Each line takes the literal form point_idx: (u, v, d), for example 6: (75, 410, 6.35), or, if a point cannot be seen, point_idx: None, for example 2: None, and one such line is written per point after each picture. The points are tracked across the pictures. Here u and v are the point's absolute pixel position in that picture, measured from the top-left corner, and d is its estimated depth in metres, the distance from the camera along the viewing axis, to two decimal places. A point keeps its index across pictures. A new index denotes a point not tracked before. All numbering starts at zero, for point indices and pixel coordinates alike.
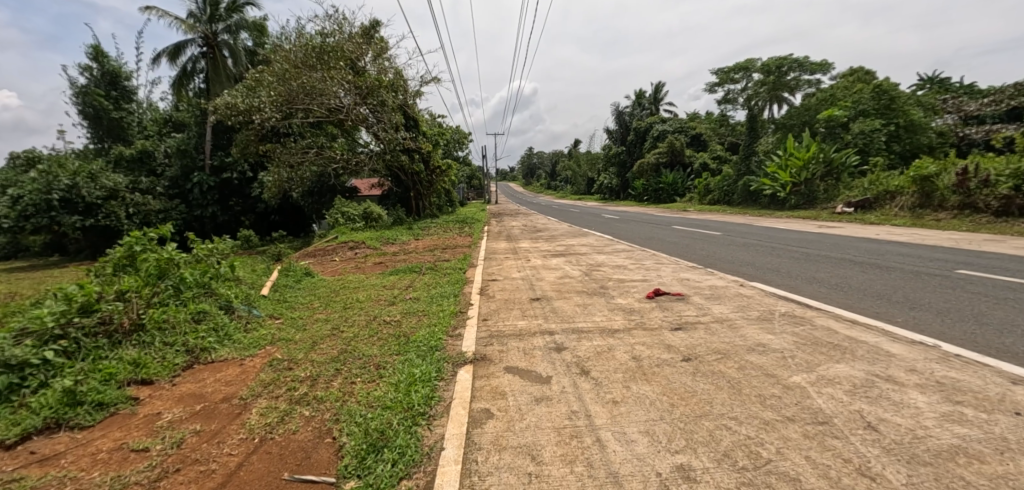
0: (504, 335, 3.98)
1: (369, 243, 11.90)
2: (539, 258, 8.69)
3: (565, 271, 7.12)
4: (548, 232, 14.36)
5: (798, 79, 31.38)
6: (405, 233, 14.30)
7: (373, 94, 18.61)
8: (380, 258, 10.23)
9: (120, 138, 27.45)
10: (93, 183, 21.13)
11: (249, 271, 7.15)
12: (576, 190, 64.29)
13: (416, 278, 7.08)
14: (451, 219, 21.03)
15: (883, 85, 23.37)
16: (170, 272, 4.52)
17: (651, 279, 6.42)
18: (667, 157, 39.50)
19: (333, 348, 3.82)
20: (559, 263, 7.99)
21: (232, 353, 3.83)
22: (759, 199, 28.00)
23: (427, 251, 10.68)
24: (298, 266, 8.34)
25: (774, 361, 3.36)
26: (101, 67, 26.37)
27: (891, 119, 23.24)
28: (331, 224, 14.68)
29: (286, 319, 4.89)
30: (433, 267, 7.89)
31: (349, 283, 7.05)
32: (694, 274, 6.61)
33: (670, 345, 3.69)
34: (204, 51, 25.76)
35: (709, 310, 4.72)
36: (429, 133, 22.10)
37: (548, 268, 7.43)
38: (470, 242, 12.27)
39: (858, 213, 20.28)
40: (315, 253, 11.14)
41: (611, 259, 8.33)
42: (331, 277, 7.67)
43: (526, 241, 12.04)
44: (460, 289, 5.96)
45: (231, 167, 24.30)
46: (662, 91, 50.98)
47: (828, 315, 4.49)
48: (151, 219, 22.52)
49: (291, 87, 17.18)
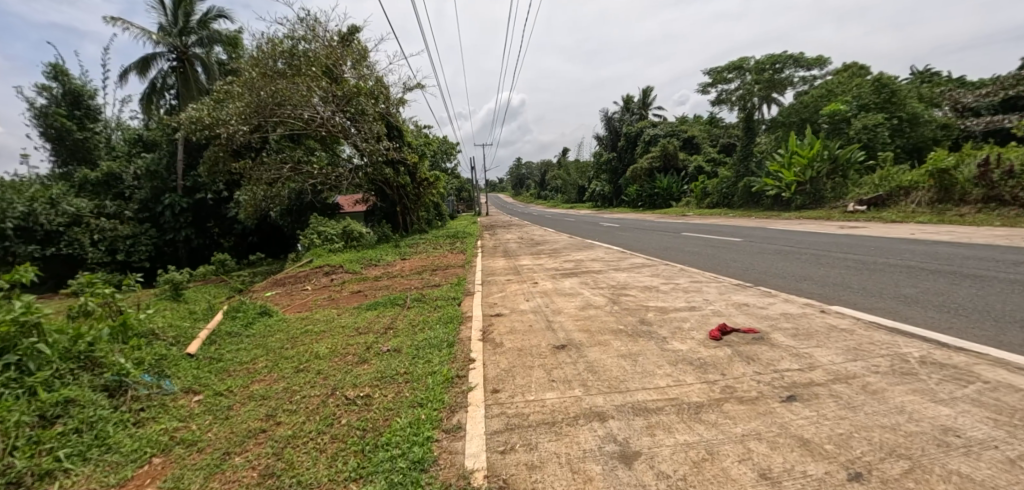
0: (531, 426, 2.53)
1: (347, 267, 10.40)
2: (547, 279, 7.24)
3: (586, 298, 5.65)
4: (549, 246, 12.93)
5: (792, 76, 30.60)
6: (390, 253, 12.83)
7: (352, 102, 17.15)
8: (358, 285, 8.71)
9: (84, 159, 25.69)
10: (53, 210, 19.44)
11: (182, 317, 5.58)
12: (567, 199, 63.22)
13: (400, 316, 5.56)
14: (441, 234, 19.60)
15: (883, 78, 22.65)
16: (16, 346, 3.10)
17: (700, 306, 4.99)
18: (660, 161, 38.44)
19: (253, 467, 2.36)
20: (575, 286, 6.53)
21: (90, 481, 2.40)
22: (761, 199, 26.89)
23: (414, 275, 9.22)
24: (253, 302, 6.76)
25: (1007, 474, 1.94)
26: (62, 86, 24.69)
27: (893, 112, 22.39)
28: (306, 246, 12.98)
29: (208, 397, 3.41)
30: (420, 298, 6.41)
31: (310, 325, 5.54)
32: (752, 297, 5.20)
33: (807, 440, 2.25)
34: (174, 65, 24.26)
35: (813, 359, 3.31)
36: (414, 143, 20.76)
37: (565, 294, 5.97)
38: (464, 261, 10.83)
39: (872, 211, 19.16)
40: (284, 281, 9.62)
41: (634, 278, 6.89)
42: (294, 317, 6.15)
43: (527, 257, 10.60)
44: (456, 333, 4.44)
45: (205, 187, 22.67)
46: (650, 95, 50.35)
47: (991, 362, 3.10)
48: (119, 246, 20.99)
49: (260, 96, 15.56)
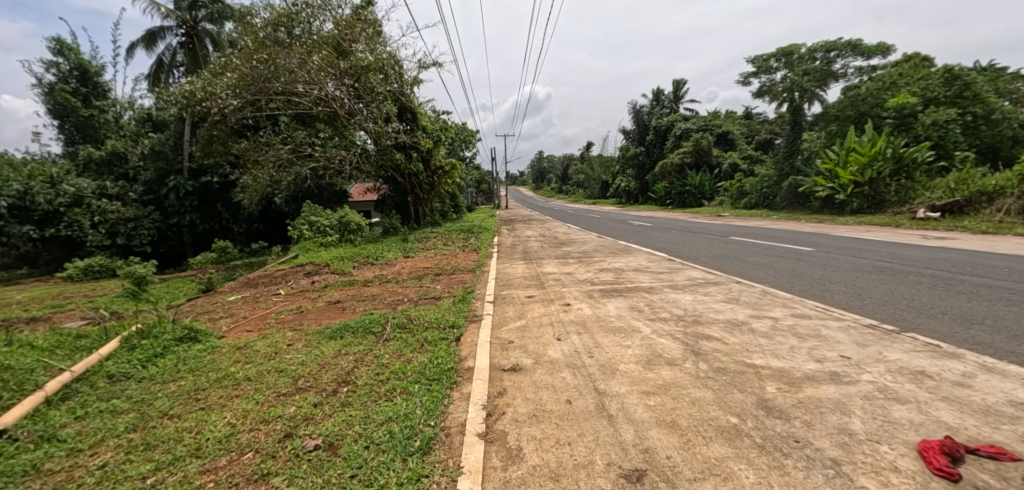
0: None
1: (335, 265, 8.69)
2: (582, 299, 5.32)
3: (650, 340, 3.77)
4: (576, 247, 11.03)
5: (847, 66, 27.69)
6: (393, 249, 11.11)
7: (361, 80, 15.40)
8: (341, 292, 6.97)
9: (91, 138, 24.75)
10: (52, 190, 18.61)
11: (48, 352, 3.84)
12: (589, 194, 60.84)
13: (369, 358, 3.68)
14: (454, 228, 17.86)
15: (956, 69, 19.92)
16: None
17: (850, 376, 3.06)
18: (692, 157, 35.84)
19: None
20: (624, 314, 4.63)
21: None
22: (808, 201, 24.28)
23: (411, 281, 7.45)
24: (185, 320, 4.99)
25: None
26: (69, 61, 23.62)
27: (965, 108, 19.57)
28: (296, 239, 11.35)
29: None
30: (405, 324, 4.50)
31: (232, 367, 3.73)
32: (924, 362, 3.26)
33: None
34: (182, 41, 22.87)
35: None
36: (429, 127, 18.91)
37: (613, 330, 4.06)
38: (477, 263, 9.00)
39: (947, 218, 16.50)
40: (257, 282, 7.95)
41: (705, 305, 4.94)
42: (227, 346, 4.36)
43: (552, 261, 8.73)
44: (438, 419, 2.55)
45: (212, 169, 21.25)
46: (683, 87, 47.56)
47: None
48: (120, 229, 19.80)
49: (255, 68, 13.84)
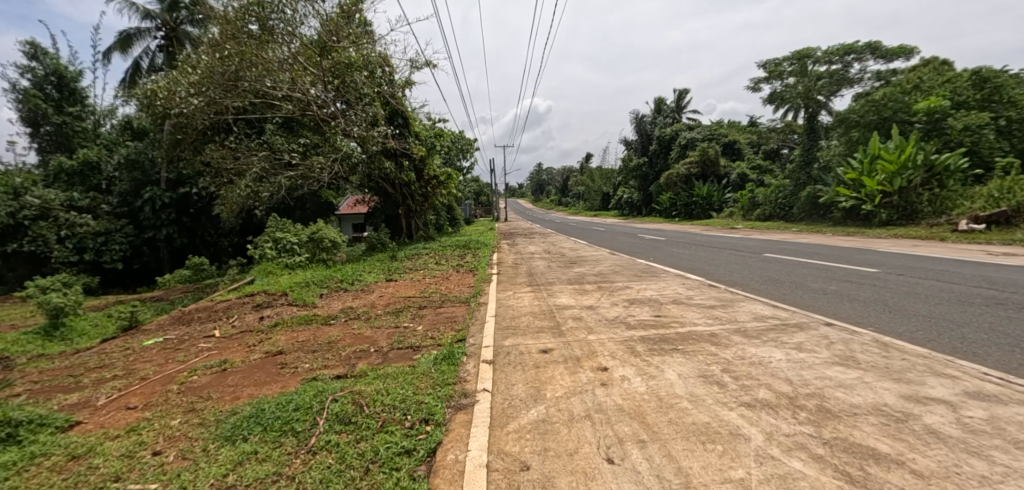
0: None
1: (293, 295, 6.99)
2: (623, 359, 3.60)
3: (781, 469, 2.06)
4: (590, 268, 9.35)
5: (863, 71, 26.26)
6: (375, 271, 9.44)
7: (344, 79, 13.75)
8: (289, 336, 5.22)
9: (66, 147, 23.10)
10: (15, 201, 17.04)
11: None
12: (590, 206, 59.25)
13: None
14: (449, 244, 16.20)
15: (986, 70, 18.41)
16: None
17: None
18: (699, 168, 34.21)
19: None
20: (699, 393, 2.91)
21: None
22: (828, 213, 22.65)
23: (386, 318, 5.71)
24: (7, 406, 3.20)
25: None
26: (44, 66, 22.23)
27: (999, 112, 17.91)
28: (258, 259, 9.66)
29: None
30: (348, 418, 2.74)
31: None
32: None
33: None
34: (162, 43, 21.48)
35: None
36: (422, 134, 17.33)
37: (700, 436, 2.36)
38: (472, 291, 7.28)
39: (994, 230, 14.62)
40: (188, 320, 6.20)
41: (814, 371, 3.23)
42: (45, 462, 2.62)
43: (565, 288, 7.06)
44: None
45: (191, 180, 19.50)
46: (686, 97, 46.36)
47: None
48: (88, 245, 18.05)
49: (224, 64, 12.28)
